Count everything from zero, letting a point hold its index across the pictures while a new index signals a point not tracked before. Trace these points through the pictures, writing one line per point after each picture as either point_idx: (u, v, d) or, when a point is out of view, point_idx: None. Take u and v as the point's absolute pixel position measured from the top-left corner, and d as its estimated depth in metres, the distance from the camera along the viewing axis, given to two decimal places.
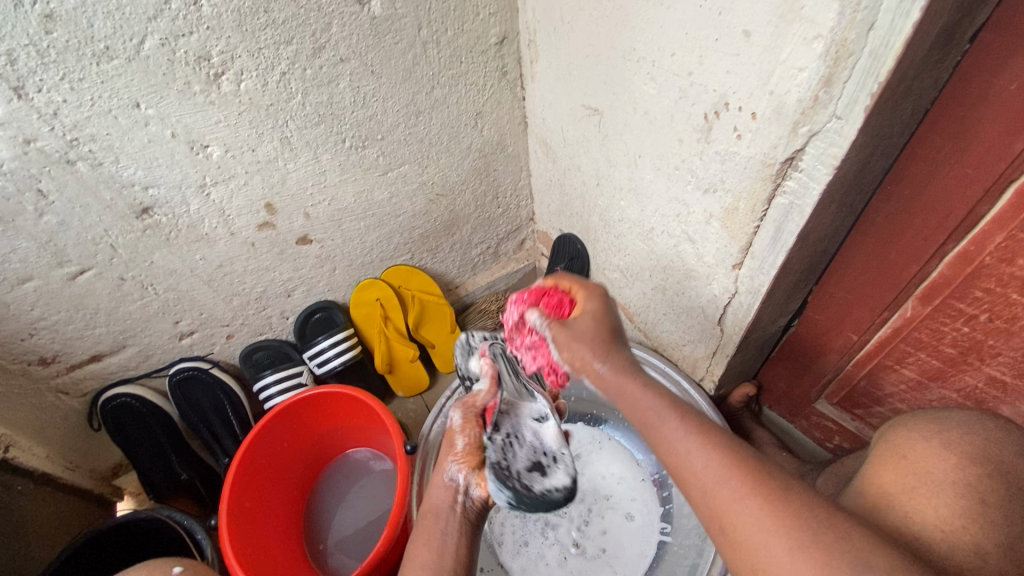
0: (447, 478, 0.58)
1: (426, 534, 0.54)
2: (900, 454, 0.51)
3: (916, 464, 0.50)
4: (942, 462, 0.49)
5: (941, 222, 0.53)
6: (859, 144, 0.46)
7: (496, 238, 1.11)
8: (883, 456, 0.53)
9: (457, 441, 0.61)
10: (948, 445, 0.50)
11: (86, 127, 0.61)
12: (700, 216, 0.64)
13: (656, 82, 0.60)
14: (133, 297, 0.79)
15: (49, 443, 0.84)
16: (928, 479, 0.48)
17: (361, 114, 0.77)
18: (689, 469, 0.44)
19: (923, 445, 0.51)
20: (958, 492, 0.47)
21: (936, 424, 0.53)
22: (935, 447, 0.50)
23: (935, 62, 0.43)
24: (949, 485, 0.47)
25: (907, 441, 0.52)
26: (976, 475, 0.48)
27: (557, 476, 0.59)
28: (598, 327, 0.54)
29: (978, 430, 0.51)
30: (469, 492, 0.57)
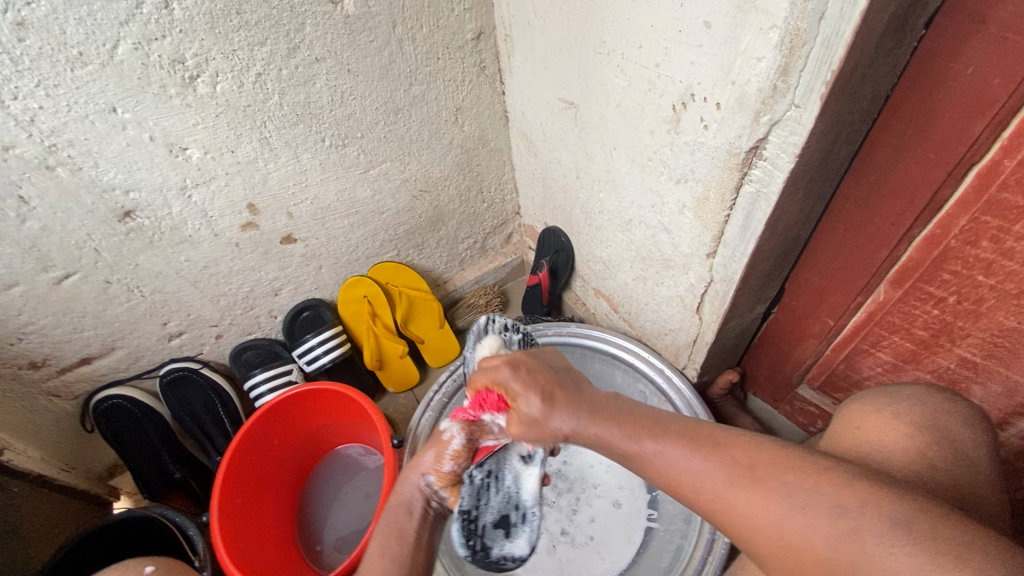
0: (421, 483, 0.60)
1: (386, 526, 0.56)
2: (855, 427, 0.54)
3: (868, 433, 0.52)
4: (892, 429, 0.51)
5: (907, 206, 0.54)
6: (819, 131, 0.46)
7: (482, 232, 1.12)
8: (840, 434, 0.55)
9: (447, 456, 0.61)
10: (897, 415, 0.52)
11: (64, 133, 0.62)
12: (673, 206, 0.65)
13: (626, 74, 0.60)
14: (119, 300, 0.79)
15: (44, 445, 0.85)
16: (881, 442, 0.51)
17: (339, 113, 0.77)
18: (676, 477, 0.43)
19: (877, 416, 0.53)
20: (912, 457, 0.49)
21: (889, 396, 0.55)
22: (887, 418, 0.53)
23: (891, 49, 0.44)
24: (904, 452, 0.49)
25: (862, 414, 0.54)
26: (927, 442, 0.50)
27: (518, 542, 0.65)
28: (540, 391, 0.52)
29: (926, 401, 0.54)
30: (437, 503, 0.60)
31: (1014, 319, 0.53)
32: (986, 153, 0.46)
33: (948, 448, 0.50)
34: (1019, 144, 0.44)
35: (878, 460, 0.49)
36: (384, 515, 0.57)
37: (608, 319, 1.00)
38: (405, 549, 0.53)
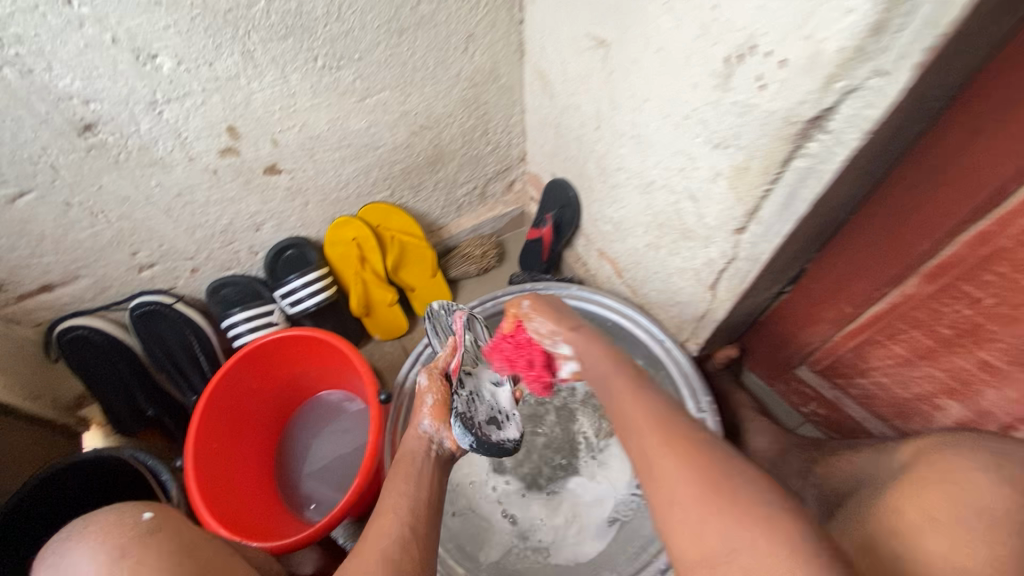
0: (420, 430, 0.63)
1: (405, 472, 0.58)
2: (947, 480, 0.45)
3: (969, 495, 0.42)
4: (998, 496, 0.41)
5: (965, 199, 0.49)
6: (898, 107, 0.40)
7: (484, 178, 1.04)
8: (928, 477, 0.46)
9: (425, 398, 0.66)
10: (1006, 478, 0.43)
11: (9, 26, 0.52)
12: (706, 172, 0.59)
13: (674, 14, 0.52)
14: (82, 225, 0.71)
15: (7, 373, 0.78)
16: (983, 512, 0.41)
17: (335, 28, 0.67)
18: (634, 419, 0.46)
19: (976, 473, 0.44)
20: (1010, 530, 0.39)
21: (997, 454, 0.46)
22: (994, 480, 0.43)
23: (1003, 14, 0.37)
24: (1004, 522, 0.40)
25: (956, 465, 0.46)
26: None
27: (510, 430, 0.64)
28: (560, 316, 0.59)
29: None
30: (442, 442, 0.63)
31: None
32: None
33: None
34: None
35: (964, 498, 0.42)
36: (396, 464, 0.60)
37: (609, 282, 0.95)
38: (413, 493, 0.55)
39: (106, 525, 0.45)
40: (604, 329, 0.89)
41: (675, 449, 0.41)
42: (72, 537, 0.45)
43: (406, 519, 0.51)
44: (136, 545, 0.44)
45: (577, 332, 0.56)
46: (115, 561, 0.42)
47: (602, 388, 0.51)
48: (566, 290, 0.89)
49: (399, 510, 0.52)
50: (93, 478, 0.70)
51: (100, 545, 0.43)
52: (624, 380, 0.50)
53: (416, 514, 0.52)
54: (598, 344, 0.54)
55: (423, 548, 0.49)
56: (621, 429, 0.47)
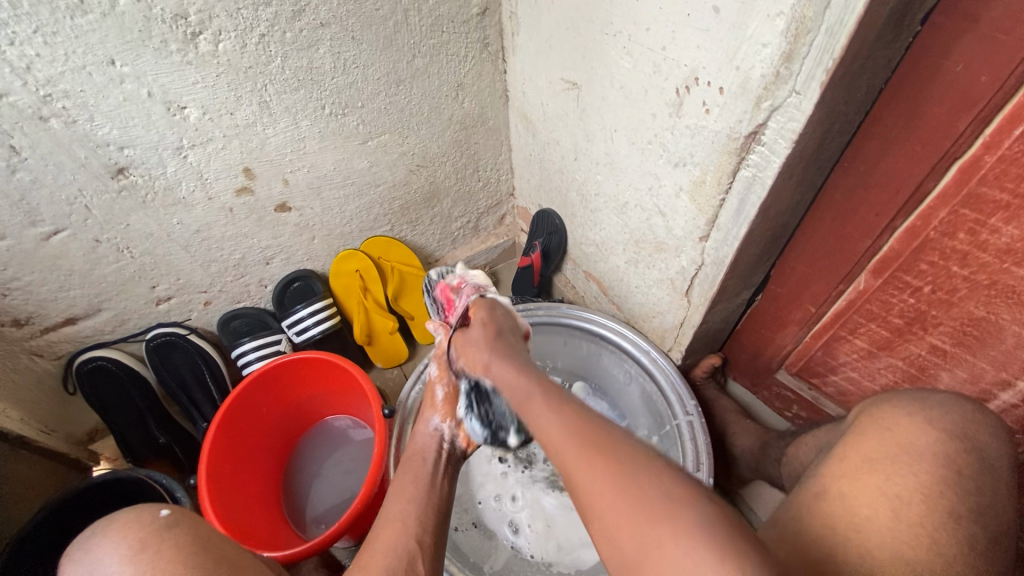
0: (430, 426, 0.68)
1: (415, 473, 0.60)
2: (885, 428, 0.53)
3: (901, 437, 0.51)
4: (924, 436, 0.51)
5: (892, 198, 0.56)
6: (817, 119, 0.48)
7: (476, 212, 1.13)
8: (867, 428, 0.54)
9: (435, 393, 0.71)
10: (930, 421, 0.52)
11: (59, 83, 0.60)
12: (670, 189, 0.67)
13: (631, 56, 0.61)
14: (108, 260, 0.78)
15: (22, 406, 0.82)
16: (912, 450, 0.50)
17: (341, 80, 0.76)
18: (551, 437, 0.43)
19: (906, 419, 0.52)
20: (936, 463, 0.49)
21: (920, 401, 0.54)
22: (918, 422, 0.52)
23: (889, 41, 0.46)
24: (928, 455, 0.50)
25: (892, 416, 0.53)
26: (955, 449, 0.50)
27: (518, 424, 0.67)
28: (492, 329, 0.64)
29: (955, 408, 0.53)
30: (454, 438, 0.67)
31: (984, 308, 0.55)
32: (969, 148, 0.49)
33: (976, 458, 0.49)
34: (999, 140, 0.47)
35: (898, 457, 0.50)
36: (404, 466, 0.62)
37: (597, 301, 1.04)
38: (420, 498, 0.56)
39: (125, 521, 0.46)
40: (595, 345, 0.95)
41: (596, 465, 0.39)
42: (97, 532, 0.46)
43: (413, 528, 0.52)
44: (158, 539, 0.44)
45: (499, 350, 0.59)
46: (138, 551, 0.43)
47: (521, 392, 0.50)
48: (555, 309, 0.95)
49: (407, 520, 0.53)
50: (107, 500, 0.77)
51: (123, 537, 0.44)
52: (539, 387, 0.49)
53: (422, 520, 0.53)
54: (515, 358, 0.57)
55: (428, 566, 0.49)
56: (540, 441, 0.45)
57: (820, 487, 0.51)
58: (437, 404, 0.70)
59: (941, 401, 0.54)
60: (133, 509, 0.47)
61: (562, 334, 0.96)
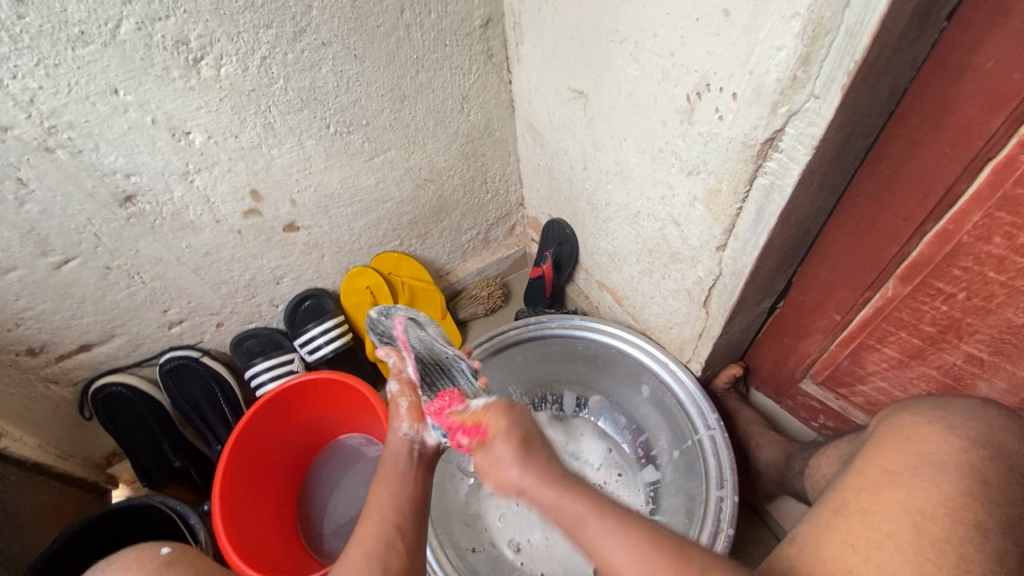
0: (401, 432, 0.63)
1: (389, 473, 0.59)
2: (904, 437, 0.49)
3: (919, 446, 0.48)
4: (946, 444, 0.47)
5: (921, 201, 0.53)
6: (837, 123, 0.46)
7: (486, 224, 1.11)
8: (886, 438, 0.51)
9: (399, 403, 0.64)
10: (952, 428, 0.48)
11: (64, 114, 0.60)
12: (684, 197, 0.65)
13: (639, 63, 0.60)
14: (119, 286, 0.78)
15: (39, 432, 0.83)
16: (931, 460, 0.47)
17: (344, 98, 0.76)
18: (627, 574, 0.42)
19: (927, 428, 0.49)
20: (960, 472, 0.45)
21: (940, 407, 0.51)
22: (940, 430, 0.49)
23: (913, 39, 0.43)
24: (951, 465, 0.46)
25: (912, 424, 0.50)
26: (981, 458, 0.46)
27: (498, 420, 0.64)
28: (518, 439, 0.51)
29: (979, 414, 0.49)
30: (425, 440, 0.62)
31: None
32: (1003, 148, 0.46)
33: (1005, 466, 0.46)
34: None
35: (923, 466, 0.46)
36: (382, 470, 0.61)
37: (611, 311, 1.01)
38: (398, 492, 0.57)
39: (128, 560, 0.46)
40: (610, 357, 0.92)
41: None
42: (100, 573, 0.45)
43: (391, 525, 0.53)
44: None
45: (535, 463, 0.49)
46: None
47: (566, 516, 0.46)
48: (569, 321, 0.93)
49: (386, 514, 0.54)
50: (117, 529, 0.77)
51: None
52: (590, 510, 0.45)
53: (401, 512, 0.55)
54: (550, 467, 0.49)
55: (403, 553, 0.51)
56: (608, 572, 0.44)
57: (838, 502, 0.47)
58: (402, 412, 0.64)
59: (963, 406, 0.50)
60: (133, 548, 0.47)
61: (576, 346, 0.94)
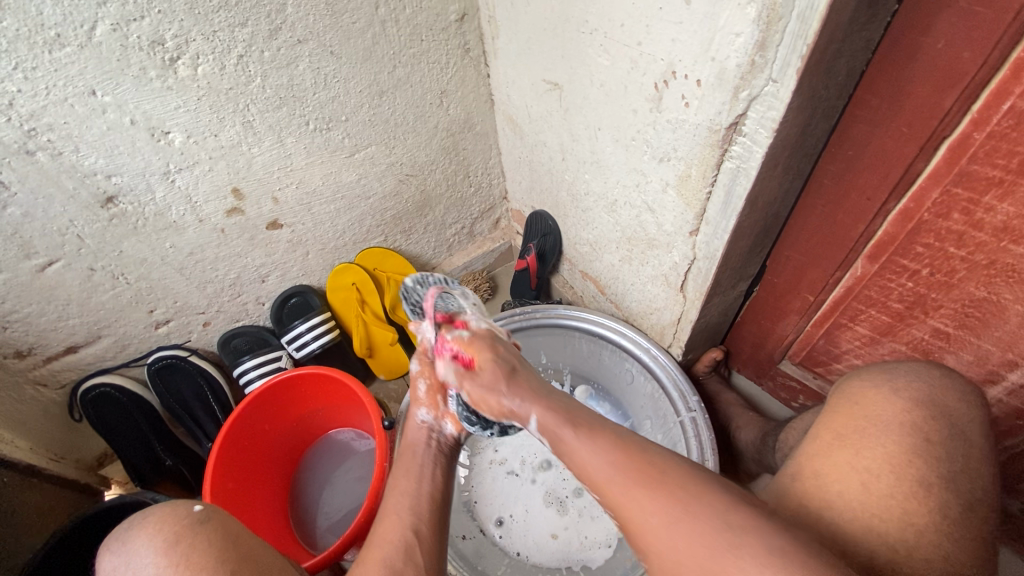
0: (419, 420, 0.68)
1: (405, 469, 0.60)
2: (852, 403, 0.51)
3: (867, 409, 0.49)
4: (890, 404, 0.49)
5: (882, 181, 0.55)
6: (796, 106, 0.47)
7: (470, 218, 1.13)
8: (837, 405, 0.52)
9: (420, 387, 0.72)
10: (896, 390, 0.50)
11: (43, 117, 0.61)
12: (657, 184, 0.66)
13: (608, 54, 0.61)
14: (104, 288, 0.79)
15: (30, 434, 0.83)
16: (877, 422, 0.48)
17: (323, 95, 0.76)
18: (592, 471, 0.46)
19: (873, 391, 0.51)
20: (903, 432, 0.47)
21: (885, 369, 0.53)
22: (885, 392, 0.50)
23: (865, 22, 0.44)
24: (895, 425, 0.47)
25: (859, 390, 0.52)
26: (923, 416, 0.47)
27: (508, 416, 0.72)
28: (504, 371, 0.60)
29: (922, 375, 0.51)
30: (443, 430, 0.68)
31: (985, 289, 0.54)
32: (957, 126, 0.48)
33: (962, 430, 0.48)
34: (987, 117, 0.45)
35: (869, 430, 0.48)
36: (398, 460, 0.62)
37: (595, 300, 1.03)
38: (414, 489, 0.57)
39: (159, 517, 0.45)
40: (594, 344, 0.94)
41: (656, 499, 0.41)
42: (132, 527, 0.45)
43: (410, 518, 0.53)
44: (189, 535, 0.44)
45: (518, 386, 0.58)
46: (172, 545, 0.43)
47: (548, 430, 0.51)
48: (553, 311, 0.94)
49: (402, 512, 0.54)
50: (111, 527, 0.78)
51: (156, 533, 0.44)
52: (568, 423, 0.50)
53: (417, 510, 0.54)
54: (533, 391, 0.57)
55: (426, 552, 0.50)
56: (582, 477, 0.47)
57: (795, 468, 0.49)
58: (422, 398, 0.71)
59: (907, 368, 0.52)
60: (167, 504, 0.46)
61: (559, 335, 0.95)
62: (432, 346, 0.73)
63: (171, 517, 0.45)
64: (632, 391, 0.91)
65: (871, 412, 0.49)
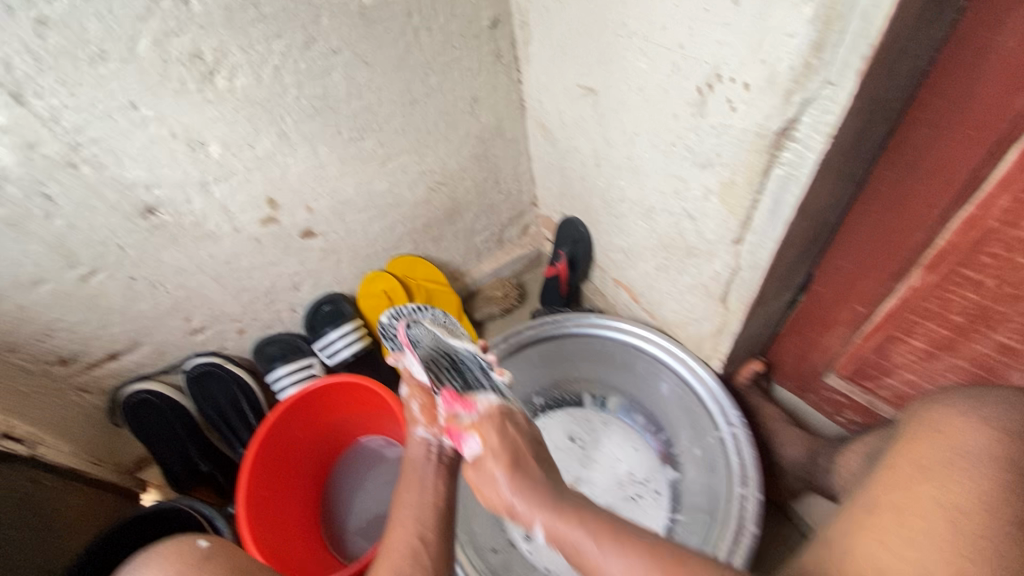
0: (419, 437, 0.65)
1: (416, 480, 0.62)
2: (937, 430, 0.48)
3: (954, 439, 0.47)
4: (981, 437, 0.46)
5: (944, 188, 0.52)
6: (854, 110, 0.44)
7: (499, 224, 1.12)
8: (917, 433, 0.50)
9: (415, 407, 0.67)
10: (987, 420, 0.47)
11: (87, 130, 0.62)
12: (698, 191, 0.64)
13: (648, 57, 0.59)
14: (144, 296, 0.80)
15: (75, 440, 0.87)
16: (963, 453, 0.46)
17: (356, 105, 0.77)
18: None
19: (960, 420, 0.48)
20: (996, 466, 0.44)
21: (975, 399, 0.50)
22: (973, 422, 0.47)
23: (930, 20, 0.42)
24: (986, 458, 0.45)
25: (944, 416, 0.49)
26: (1016, 451, 0.44)
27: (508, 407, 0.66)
28: (506, 457, 0.55)
29: (1016, 407, 0.48)
30: (442, 444, 0.64)
31: None
32: None
33: None
34: None
35: (956, 461, 0.45)
36: (404, 475, 0.63)
37: (628, 308, 1.00)
38: (418, 499, 0.59)
39: (169, 553, 0.48)
40: (629, 352, 0.91)
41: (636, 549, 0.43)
42: (141, 561, 0.48)
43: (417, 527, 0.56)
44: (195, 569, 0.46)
45: (522, 486, 0.53)
46: None
47: (563, 539, 0.47)
48: (586, 318, 0.93)
49: (409, 522, 0.57)
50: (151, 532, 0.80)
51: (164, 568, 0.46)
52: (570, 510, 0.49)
53: (422, 519, 0.57)
54: (540, 488, 0.52)
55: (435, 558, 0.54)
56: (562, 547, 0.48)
57: (869, 499, 0.47)
58: (418, 419, 0.66)
59: (999, 398, 0.49)
60: (174, 539, 0.49)
61: (593, 343, 0.93)
62: (417, 372, 0.67)
63: (179, 553, 0.47)
64: (667, 402, 0.87)
65: (958, 442, 0.46)
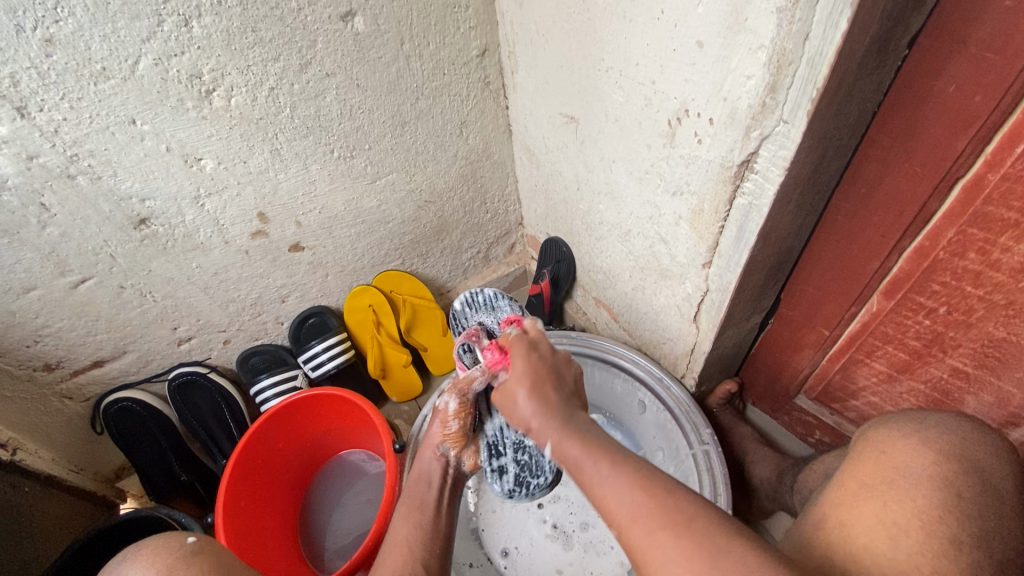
0: (438, 451, 0.65)
1: (417, 504, 0.59)
2: (879, 451, 0.51)
3: (896, 460, 0.49)
4: (919, 458, 0.48)
5: (896, 220, 0.55)
6: (807, 146, 0.48)
7: (485, 243, 1.15)
8: (862, 454, 0.52)
9: (449, 423, 0.66)
10: (925, 442, 0.50)
11: (85, 144, 0.64)
12: (670, 217, 0.67)
13: (623, 91, 0.63)
14: (132, 304, 0.81)
15: (54, 446, 0.86)
16: (907, 474, 0.48)
17: (347, 125, 0.80)
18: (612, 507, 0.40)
19: (901, 442, 0.50)
20: (934, 486, 0.46)
21: (918, 420, 0.52)
22: (914, 444, 0.50)
23: (874, 67, 0.46)
24: (926, 479, 0.47)
25: (885, 438, 0.51)
26: (954, 472, 0.47)
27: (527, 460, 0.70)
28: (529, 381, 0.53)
29: (952, 430, 0.51)
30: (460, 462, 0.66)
31: (1005, 329, 0.53)
32: (970, 168, 0.48)
33: (977, 478, 0.47)
34: (1001, 159, 0.46)
35: (896, 482, 0.47)
36: (408, 490, 0.62)
37: (609, 327, 1.03)
38: (427, 522, 0.57)
39: (155, 547, 0.46)
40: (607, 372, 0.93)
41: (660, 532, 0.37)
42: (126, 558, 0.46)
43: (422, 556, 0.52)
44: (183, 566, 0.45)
45: (541, 405, 0.51)
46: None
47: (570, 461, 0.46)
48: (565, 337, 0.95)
49: (413, 544, 0.54)
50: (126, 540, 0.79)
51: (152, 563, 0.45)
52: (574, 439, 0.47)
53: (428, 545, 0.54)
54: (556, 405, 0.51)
55: None
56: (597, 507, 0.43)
57: (819, 516, 0.49)
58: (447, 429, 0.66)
59: (938, 420, 0.52)
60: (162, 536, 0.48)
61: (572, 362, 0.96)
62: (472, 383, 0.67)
63: (165, 548, 0.46)
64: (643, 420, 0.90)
65: (901, 464, 0.48)
